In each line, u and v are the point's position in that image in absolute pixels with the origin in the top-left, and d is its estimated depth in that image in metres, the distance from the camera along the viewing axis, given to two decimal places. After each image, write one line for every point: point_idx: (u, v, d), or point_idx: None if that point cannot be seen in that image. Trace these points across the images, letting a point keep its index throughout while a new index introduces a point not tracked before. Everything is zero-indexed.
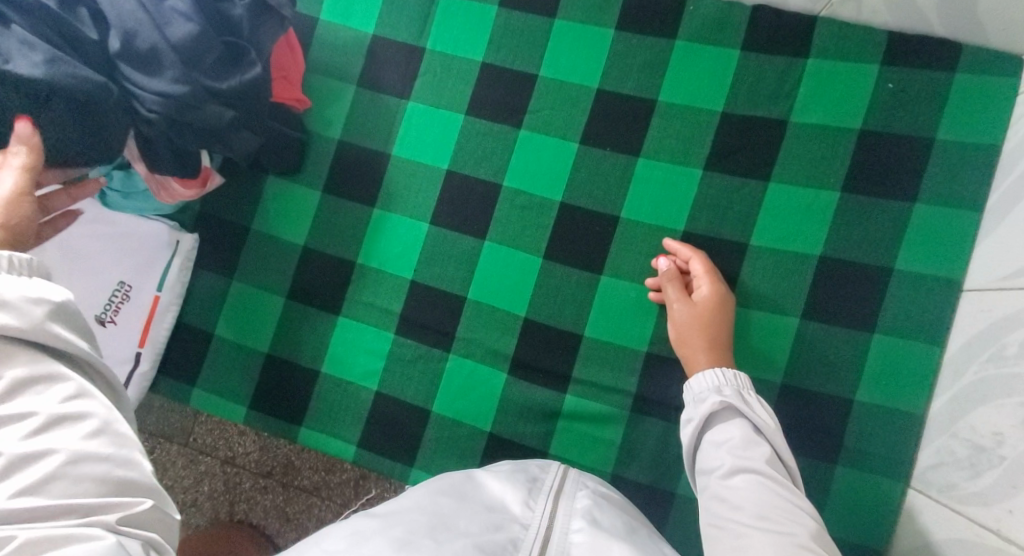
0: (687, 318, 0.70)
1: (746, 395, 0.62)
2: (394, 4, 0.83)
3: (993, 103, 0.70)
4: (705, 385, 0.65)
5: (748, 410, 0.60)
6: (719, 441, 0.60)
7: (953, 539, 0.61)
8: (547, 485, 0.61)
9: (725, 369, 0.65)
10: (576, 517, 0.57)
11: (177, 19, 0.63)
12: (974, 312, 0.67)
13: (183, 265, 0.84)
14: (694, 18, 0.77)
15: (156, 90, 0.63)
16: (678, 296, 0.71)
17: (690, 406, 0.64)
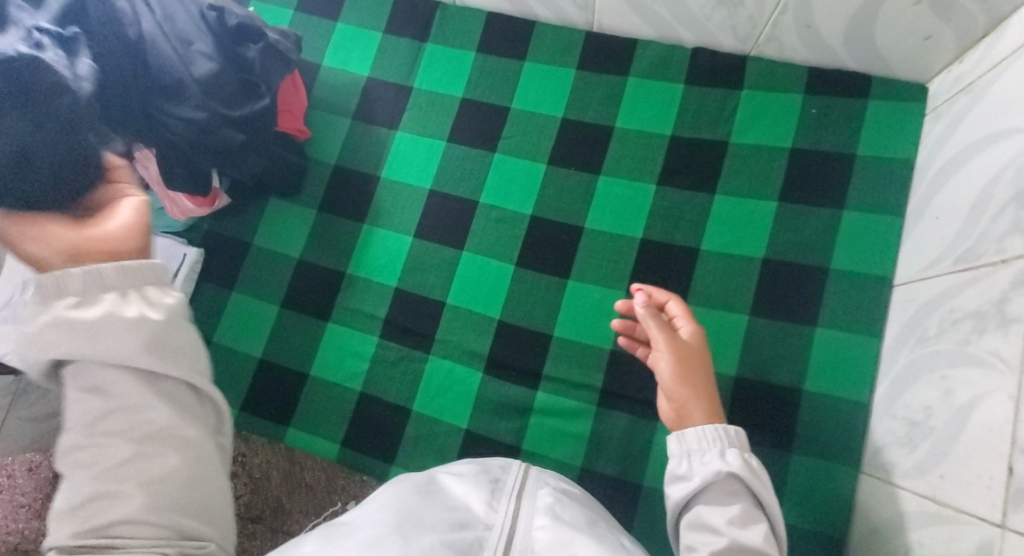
0: (677, 359, 0.64)
1: (752, 461, 0.54)
2: (387, 52, 0.97)
3: (904, 124, 0.80)
4: (703, 443, 0.56)
5: (756, 483, 0.53)
6: (715, 513, 0.52)
7: (899, 514, 0.62)
8: (509, 486, 0.60)
9: (723, 426, 0.57)
10: (539, 514, 0.57)
11: (200, 59, 0.75)
12: (903, 302, 0.73)
13: (189, 277, 0.90)
14: (643, 59, 0.90)
15: (183, 117, 0.74)
16: (665, 336, 0.65)
17: (681, 462, 0.56)
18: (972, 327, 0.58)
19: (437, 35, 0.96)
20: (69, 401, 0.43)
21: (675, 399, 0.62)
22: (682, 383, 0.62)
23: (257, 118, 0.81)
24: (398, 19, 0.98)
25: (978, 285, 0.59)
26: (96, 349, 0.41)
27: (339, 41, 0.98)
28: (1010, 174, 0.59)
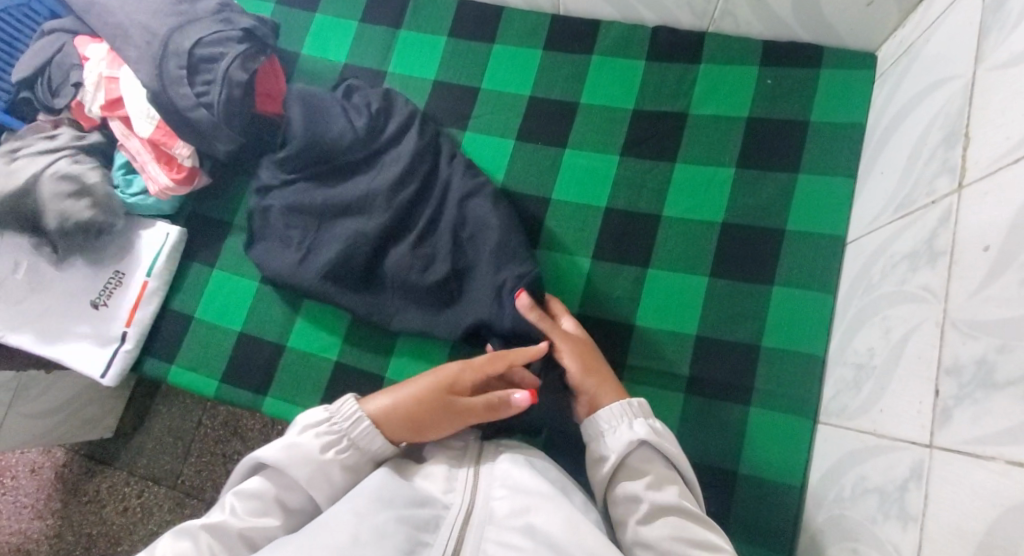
0: (575, 352, 0.71)
1: (656, 426, 0.58)
2: (363, 39, 1.01)
3: (854, 89, 0.83)
4: (610, 420, 0.59)
5: (663, 445, 0.57)
6: (634, 481, 0.56)
7: (846, 454, 0.64)
8: (468, 459, 0.61)
9: (630, 400, 0.60)
10: (497, 485, 0.57)
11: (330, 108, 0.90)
12: (854, 257, 0.75)
13: (171, 254, 0.93)
14: (605, 38, 0.94)
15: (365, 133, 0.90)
16: (560, 334, 0.73)
17: (597, 441, 0.59)
18: (908, 267, 0.61)
19: (410, 22, 1.01)
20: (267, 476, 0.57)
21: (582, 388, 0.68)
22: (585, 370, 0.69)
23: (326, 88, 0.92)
24: (373, 9, 1.03)
25: (913, 228, 0.62)
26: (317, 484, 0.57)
27: (316, 31, 1.03)
28: (940, 120, 0.62)
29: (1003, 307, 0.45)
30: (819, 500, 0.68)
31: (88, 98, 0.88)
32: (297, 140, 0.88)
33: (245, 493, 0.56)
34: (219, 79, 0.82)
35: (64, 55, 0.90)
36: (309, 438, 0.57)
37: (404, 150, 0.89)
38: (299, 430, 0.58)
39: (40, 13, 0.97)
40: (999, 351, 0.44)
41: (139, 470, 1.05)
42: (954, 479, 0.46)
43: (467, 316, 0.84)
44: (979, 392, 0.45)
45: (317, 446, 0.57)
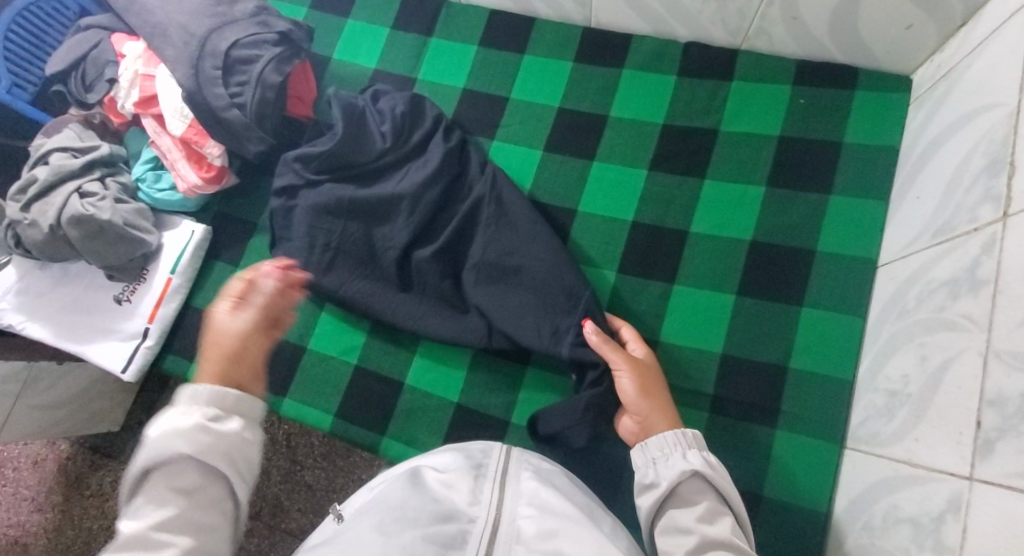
0: (636, 377, 0.69)
1: (711, 459, 0.57)
2: (394, 45, 1.02)
3: (889, 112, 0.83)
4: (665, 449, 0.59)
5: (718, 477, 0.55)
6: (684, 513, 0.54)
7: (877, 482, 0.63)
8: (494, 470, 0.60)
9: (685, 429, 0.60)
10: (524, 502, 0.57)
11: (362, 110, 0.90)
12: (886, 281, 0.74)
13: (196, 251, 0.93)
14: (637, 53, 0.94)
15: (395, 133, 0.89)
16: (620, 355, 0.71)
17: (649, 468, 0.59)
18: (947, 294, 0.60)
19: (442, 31, 1.01)
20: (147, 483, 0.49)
21: (637, 415, 0.68)
22: (643, 398, 0.68)
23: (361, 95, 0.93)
24: (405, 16, 1.03)
25: (952, 255, 0.61)
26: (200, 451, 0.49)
27: (348, 36, 1.03)
28: (982, 148, 0.61)
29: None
30: (846, 527, 0.67)
31: (122, 94, 0.88)
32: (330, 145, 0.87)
33: (133, 514, 0.48)
34: (254, 81, 0.83)
35: (100, 51, 0.90)
36: (175, 419, 0.50)
37: (433, 151, 0.89)
38: (158, 426, 0.50)
39: (68, 8, 0.98)
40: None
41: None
42: (995, 514, 0.45)
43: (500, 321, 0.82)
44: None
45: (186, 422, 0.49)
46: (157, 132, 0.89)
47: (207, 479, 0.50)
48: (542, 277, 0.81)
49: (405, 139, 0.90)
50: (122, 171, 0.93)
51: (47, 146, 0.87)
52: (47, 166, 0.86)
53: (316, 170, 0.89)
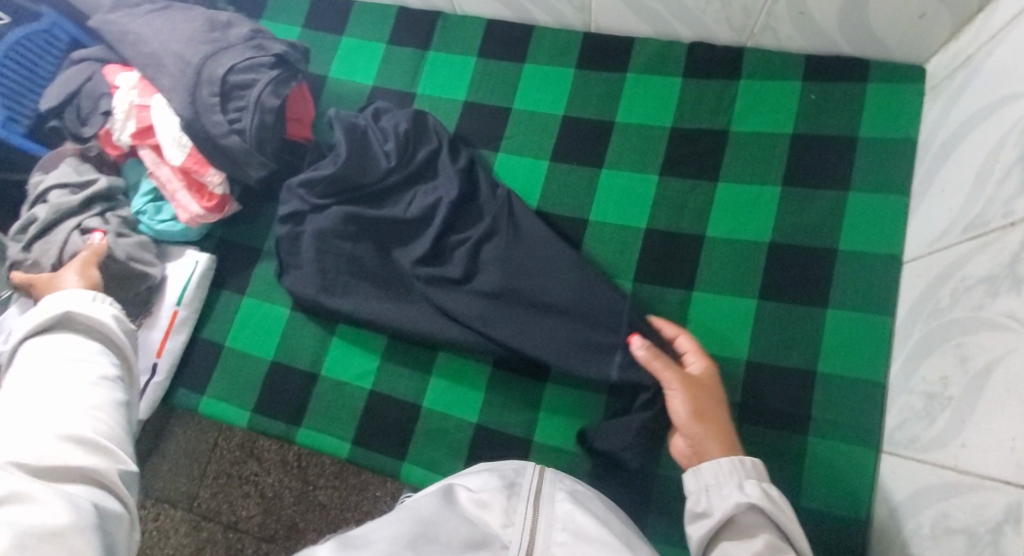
0: (688, 398, 0.65)
1: (771, 490, 0.54)
2: (391, 61, 1.00)
3: (903, 103, 0.81)
4: (719, 477, 0.57)
5: (778, 512, 0.52)
6: (739, 548, 0.51)
7: (922, 490, 0.60)
8: (528, 488, 0.57)
9: (742, 458, 0.57)
10: (558, 527, 0.54)
11: (366, 132, 0.88)
12: (914, 277, 0.72)
13: (202, 282, 0.91)
14: (640, 56, 0.92)
15: (399, 151, 0.87)
16: (670, 373, 0.66)
17: (702, 496, 0.56)
18: (986, 292, 0.57)
19: (439, 43, 1.00)
20: (61, 345, 0.59)
21: (691, 438, 0.63)
22: (698, 421, 0.63)
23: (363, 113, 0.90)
24: (401, 31, 1.01)
25: (989, 250, 0.58)
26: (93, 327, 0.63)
27: (344, 54, 1.02)
28: (1014, 137, 0.59)
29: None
30: (889, 536, 0.65)
31: (116, 126, 0.86)
32: (333, 168, 0.85)
33: (33, 369, 0.56)
34: (253, 105, 0.81)
35: (94, 83, 0.88)
36: (81, 301, 0.63)
37: (439, 169, 0.87)
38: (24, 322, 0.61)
39: (60, 39, 0.96)
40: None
41: (151, 493, 0.98)
42: None
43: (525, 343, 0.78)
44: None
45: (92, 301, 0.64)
46: (155, 164, 0.87)
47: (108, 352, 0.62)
48: (573, 290, 0.78)
49: (411, 159, 0.88)
50: (122, 203, 0.91)
51: (44, 184, 0.85)
52: (46, 204, 0.84)
53: (320, 195, 0.87)
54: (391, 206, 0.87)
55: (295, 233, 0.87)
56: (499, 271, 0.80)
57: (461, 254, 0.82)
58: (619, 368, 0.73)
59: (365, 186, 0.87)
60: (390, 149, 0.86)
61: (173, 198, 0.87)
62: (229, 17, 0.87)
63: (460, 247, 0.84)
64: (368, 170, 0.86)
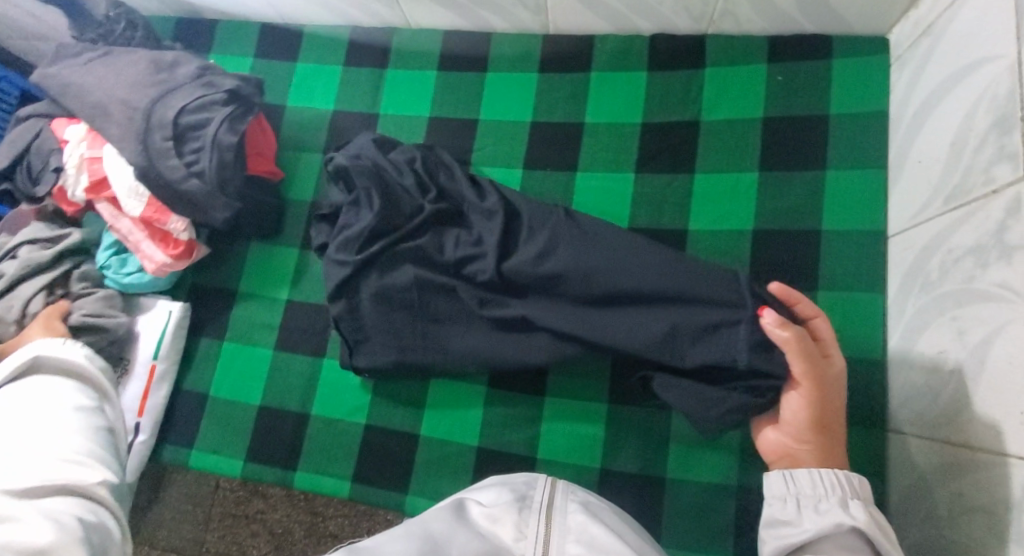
0: (812, 396, 0.60)
1: (875, 515, 0.52)
2: (350, 83, 0.97)
3: (870, 76, 0.80)
4: (818, 489, 0.54)
5: (881, 539, 0.50)
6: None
7: (934, 467, 0.60)
8: (539, 502, 0.51)
9: (849, 475, 0.54)
10: (572, 540, 0.48)
11: (384, 163, 0.82)
12: (901, 251, 0.71)
13: (178, 332, 0.88)
14: (602, 53, 0.90)
15: (421, 175, 0.81)
16: (804, 364, 0.59)
17: (791, 507, 0.54)
18: (975, 263, 0.57)
19: (397, 60, 0.97)
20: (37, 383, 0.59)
21: (792, 438, 0.61)
22: (812, 426, 0.60)
23: (375, 142, 0.85)
24: (357, 51, 0.99)
25: (973, 220, 0.58)
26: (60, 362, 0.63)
27: (301, 81, 0.99)
28: (986, 104, 0.58)
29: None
30: (907, 516, 0.64)
31: (70, 182, 0.82)
32: (368, 220, 0.78)
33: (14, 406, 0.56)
34: (209, 145, 0.78)
35: (42, 139, 0.85)
36: (50, 345, 0.62)
37: (461, 188, 0.81)
38: None
39: (6, 94, 0.93)
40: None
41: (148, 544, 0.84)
42: None
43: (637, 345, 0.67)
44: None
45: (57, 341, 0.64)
46: (117, 217, 0.84)
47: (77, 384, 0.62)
48: (665, 276, 0.68)
49: (433, 181, 0.82)
50: (85, 260, 0.87)
51: (14, 241, 0.83)
52: (15, 261, 0.82)
53: (361, 250, 0.78)
54: (428, 232, 0.79)
55: (351, 301, 0.79)
56: (572, 268, 0.70)
57: (524, 257, 0.72)
58: (750, 351, 0.62)
59: (398, 221, 0.79)
60: (411, 176, 0.81)
61: (138, 250, 0.84)
62: (175, 57, 0.84)
63: (521, 250, 0.74)
64: (397, 198, 0.79)
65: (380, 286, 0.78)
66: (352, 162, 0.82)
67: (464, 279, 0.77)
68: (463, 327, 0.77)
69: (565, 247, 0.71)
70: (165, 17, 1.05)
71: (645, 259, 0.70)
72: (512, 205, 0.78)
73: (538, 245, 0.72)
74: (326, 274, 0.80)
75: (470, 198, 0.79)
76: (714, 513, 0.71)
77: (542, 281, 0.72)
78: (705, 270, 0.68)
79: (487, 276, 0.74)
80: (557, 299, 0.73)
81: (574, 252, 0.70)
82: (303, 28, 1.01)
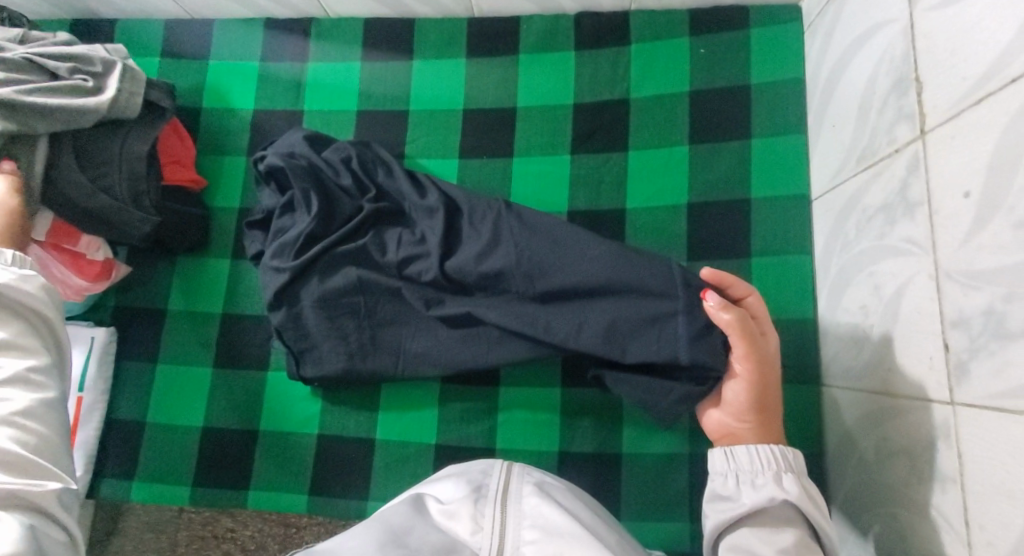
0: (754, 378, 0.63)
1: (805, 485, 0.55)
2: (268, 79, 0.93)
3: (787, 44, 0.83)
4: (756, 465, 0.56)
5: (812, 509, 0.53)
6: (763, 539, 0.52)
7: (863, 416, 0.64)
8: (494, 492, 0.51)
9: (780, 447, 0.57)
10: (527, 525, 0.49)
11: (317, 164, 0.79)
12: (823, 214, 0.75)
13: (102, 360, 0.83)
14: (528, 34, 0.89)
15: (358, 174, 0.79)
16: (747, 349, 0.62)
17: (731, 481, 0.57)
18: (884, 221, 0.60)
19: (316, 51, 0.93)
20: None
21: (733, 417, 0.64)
22: (752, 406, 0.63)
23: (308, 142, 0.82)
24: (272, 44, 0.94)
25: (880, 180, 0.61)
26: (25, 308, 0.57)
27: (215, 81, 0.93)
28: (886, 67, 0.61)
29: (1000, 254, 0.44)
30: (843, 463, 0.68)
31: None
32: (306, 224, 0.75)
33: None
34: (116, 157, 0.76)
35: None
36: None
37: (401, 186, 0.79)
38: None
39: None
40: (1007, 301, 0.43)
41: None
42: (983, 434, 0.45)
43: (578, 339, 0.69)
44: (994, 344, 0.44)
45: (15, 281, 0.55)
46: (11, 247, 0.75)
47: (36, 339, 0.57)
48: (604, 265, 0.69)
49: (371, 180, 0.80)
50: None
51: None
52: None
53: (299, 255, 0.76)
54: (366, 233, 0.77)
55: (292, 309, 0.76)
56: (514, 266, 0.71)
57: (465, 259, 0.73)
58: (689, 344, 0.65)
59: (335, 225, 0.77)
60: (347, 177, 0.79)
61: (53, 273, 0.77)
62: None
63: (463, 250, 0.74)
64: (332, 201, 0.77)
65: (322, 292, 0.76)
66: (286, 163, 0.77)
67: (408, 280, 0.77)
68: (413, 329, 0.77)
69: (505, 243, 0.72)
70: (54, 18, 0.97)
71: (585, 250, 0.71)
72: (454, 204, 0.78)
73: (479, 242, 0.73)
74: (263, 282, 0.78)
75: (410, 197, 0.78)
76: (667, 482, 0.74)
77: (484, 279, 0.73)
78: (643, 259, 0.70)
79: (431, 277, 0.74)
80: (501, 295, 0.74)
81: (514, 248, 0.71)
82: (211, 22, 0.95)
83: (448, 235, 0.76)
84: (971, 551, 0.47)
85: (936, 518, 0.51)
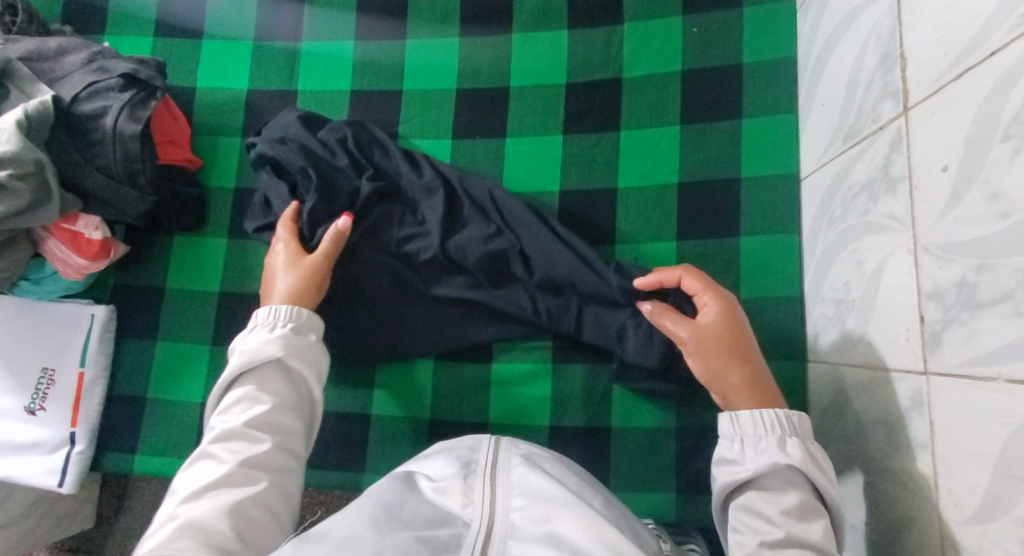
0: (709, 353, 0.63)
1: (809, 448, 0.55)
2: (263, 59, 0.93)
3: (779, 23, 0.83)
4: (759, 428, 0.57)
5: (817, 474, 0.53)
6: (768, 501, 0.53)
7: (844, 389, 0.65)
8: (484, 466, 0.53)
9: (787, 411, 0.57)
10: (516, 493, 0.51)
11: (314, 141, 0.80)
12: (811, 192, 0.76)
13: (103, 337, 0.85)
14: (521, 14, 0.90)
15: (355, 151, 0.80)
16: (679, 331, 0.65)
17: (735, 446, 0.57)
18: (868, 197, 0.61)
19: (310, 31, 0.93)
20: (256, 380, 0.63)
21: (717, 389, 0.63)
22: (722, 372, 0.62)
23: (308, 121, 0.83)
24: (265, 24, 0.94)
25: (865, 156, 0.62)
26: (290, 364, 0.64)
27: (209, 60, 0.93)
28: (873, 43, 0.61)
29: (973, 227, 0.45)
30: (825, 436, 0.70)
31: None
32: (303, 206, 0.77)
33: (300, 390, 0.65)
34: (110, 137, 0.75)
35: None
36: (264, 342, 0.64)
37: (399, 166, 0.80)
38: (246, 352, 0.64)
39: None
40: (979, 272, 0.44)
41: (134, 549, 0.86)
42: (954, 401, 0.47)
43: (584, 329, 0.76)
44: (965, 314, 0.45)
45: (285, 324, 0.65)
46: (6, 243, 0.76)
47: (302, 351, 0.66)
48: (591, 259, 0.75)
49: (368, 158, 0.81)
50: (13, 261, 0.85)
51: None
52: None
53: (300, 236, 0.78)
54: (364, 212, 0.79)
55: None
56: (518, 253, 0.76)
57: (468, 242, 0.76)
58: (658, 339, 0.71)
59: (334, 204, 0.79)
60: (343, 155, 0.79)
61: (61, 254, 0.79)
62: (60, 43, 0.80)
63: (465, 231, 0.77)
64: (332, 179, 0.79)
65: None
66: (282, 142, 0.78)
67: (406, 259, 0.78)
68: (411, 309, 0.79)
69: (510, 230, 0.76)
70: None
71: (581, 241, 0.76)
72: (452, 183, 0.80)
73: (483, 226, 0.76)
74: None
75: (405, 176, 0.79)
76: (654, 455, 0.76)
77: (486, 260, 0.76)
78: None
79: (431, 255, 0.76)
80: (498, 278, 0.77)
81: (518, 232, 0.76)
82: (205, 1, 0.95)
83: (448, 216, 0.78)
84: (940, 513, 0.49)
85: (907, 483, 0.53)
